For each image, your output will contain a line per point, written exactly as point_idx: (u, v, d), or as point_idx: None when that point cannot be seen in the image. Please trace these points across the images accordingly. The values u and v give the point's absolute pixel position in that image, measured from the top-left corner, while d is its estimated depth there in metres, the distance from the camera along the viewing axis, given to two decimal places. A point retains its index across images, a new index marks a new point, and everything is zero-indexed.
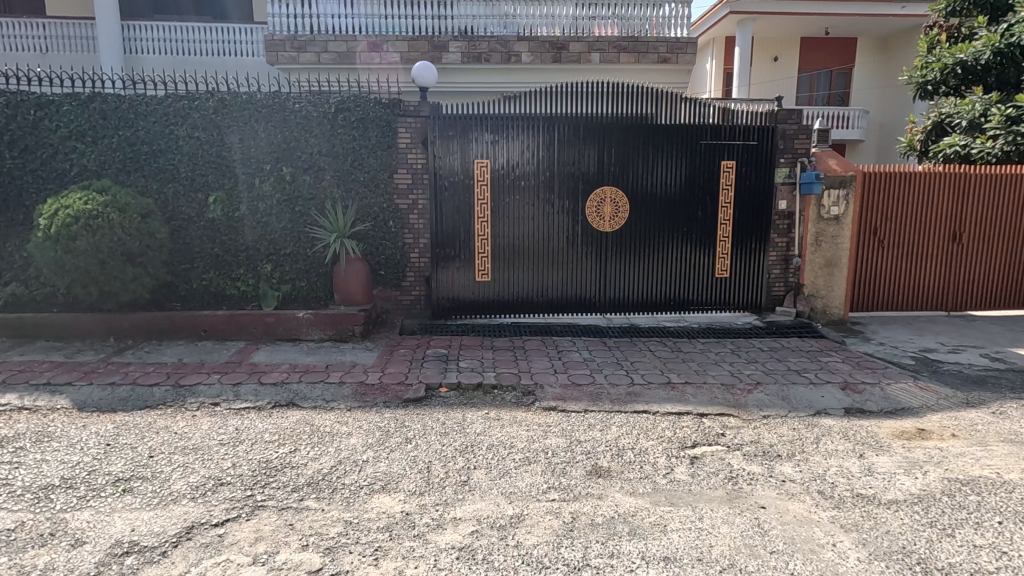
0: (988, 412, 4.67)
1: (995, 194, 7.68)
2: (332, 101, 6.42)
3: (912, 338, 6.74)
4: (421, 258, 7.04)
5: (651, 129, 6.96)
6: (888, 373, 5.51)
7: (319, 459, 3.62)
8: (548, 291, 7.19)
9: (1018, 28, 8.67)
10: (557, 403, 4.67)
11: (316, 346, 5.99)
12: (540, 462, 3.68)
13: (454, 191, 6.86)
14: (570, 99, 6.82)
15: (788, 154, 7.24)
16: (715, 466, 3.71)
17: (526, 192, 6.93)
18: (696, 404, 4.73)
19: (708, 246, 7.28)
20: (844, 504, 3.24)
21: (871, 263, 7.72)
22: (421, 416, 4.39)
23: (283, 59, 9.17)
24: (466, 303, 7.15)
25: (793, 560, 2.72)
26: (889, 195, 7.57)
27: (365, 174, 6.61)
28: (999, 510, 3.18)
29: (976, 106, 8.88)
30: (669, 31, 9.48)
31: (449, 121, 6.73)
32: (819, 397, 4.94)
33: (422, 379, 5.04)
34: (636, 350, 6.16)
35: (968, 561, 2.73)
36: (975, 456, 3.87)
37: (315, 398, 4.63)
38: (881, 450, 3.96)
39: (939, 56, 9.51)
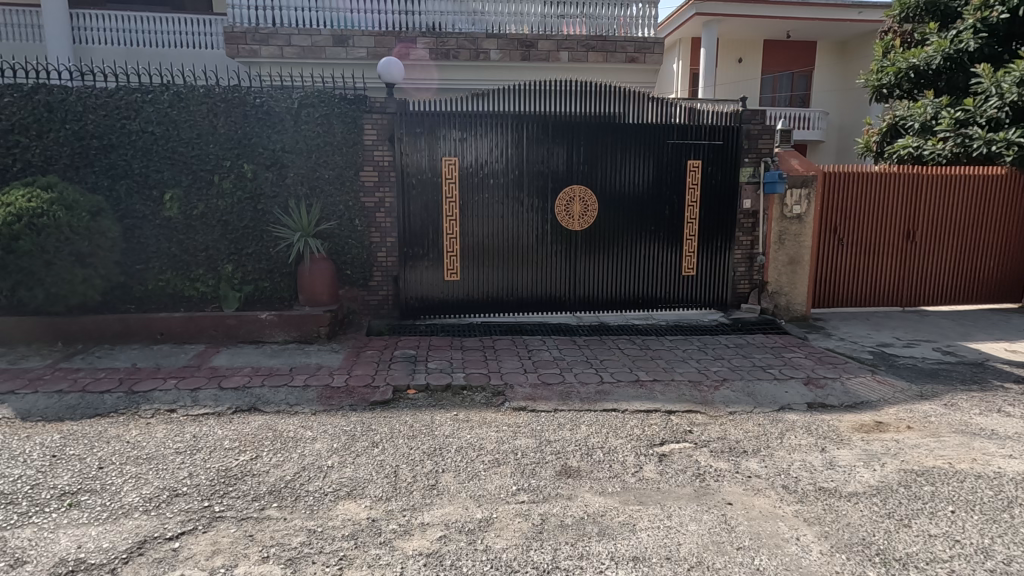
0: (941, 404, 4.84)
1: (946, 194, 8.00)
2: (296, 96, 6.26)
3: (870, 333, 6.96)
4: (389, 258, 6.92)
5: (619, 129, 6.99)
6: (848, 368, 5.67)
7: (281, 466, 3.51)
8: (518, 289, 7.16)
9: (965, 35, 9.03)
10: (527, 403, 4.65)
11: (280, 348, 5.82)
12: (509, 464, 3.64)
13: (422, 189, 6.76)
14: (539, 98, 6.79)
15: (752, 154, 7.39)
16: (682, 463, 3.74)
17: (495, 191, 6.88)
18: (664, 401, 4.77)
19: (676, 244, 7.37)
20: (807, 498, 3.31)
21: (832, 260, 7.93)
22: (388, 419, 4.30)
23: (244, 52, 8.89)
24: (435, 303, 7.06)
25: (759, 556, 2.75)
26: (848, 195, 7.80)
27: (330, 172, 6.45)
28: (953, 500, 3.29)
29: (928, 109, 9.19)
30: (636, 31, 9.54)
31: (417, 118, 6.62)
32: (783, 392, 5.05)
33: (390, 381, 4.94)
34: (606, 348, 6.19)
35: (924, 551, 2.81)
36: (930, 447, 4.01)
37: (279, 402, 4.50)
38: (842, 443, 4.07)
39: (894, 60, 9.85)
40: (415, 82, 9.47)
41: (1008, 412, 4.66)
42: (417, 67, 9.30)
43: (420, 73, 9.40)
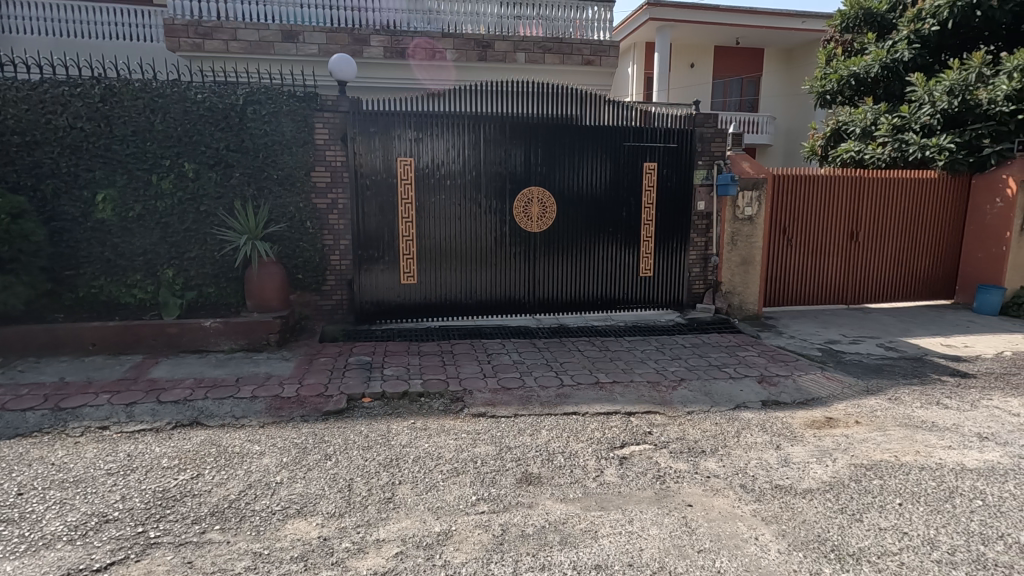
0: (885, 398, 5.03)
1: (885, 196, 8.39)
2: (240, 92, 5.97)
3: (819, 331, 7.20)
4: (343, 261, 6.70)
5: (576, 130, 7.00)
6: (799, 365, 5.84)
7: (225, 485, 3.30)
8: (476, 292, 7.07)
9: (900, 45, 9.47)
10: (486, 409, 4.56)
11: (226, 358, 5.53)
12: (468, 473, 3.54)
13: (377, 190, 6.58)
14: (497, 99, 6.72)
15: (706, 157, 7.51)
16: (642, 466, 3.73)
17: (452, 192, 6.76)
18: (623, 403, 4.78)
19: (634, 245, 7.43)
20: (764, 496, 3.35)
21: (781, 260, 8.19)
22: (341, 429, 4.13)
23: (187, 47, 8.45)
24: (391, 307, 6.88)
25: (719, 558, 2.75)
26: (795, 197, 8.06)
27: (279, 172, 6.18)
28: (899, 492, 3.39)
29: (868, 115, 9.62)
30: (592, 34, 9.61)
31: (370, 117, 6.44)
32: (738, 391, 5.13)
33: (343, 390, 4.75)
34: (565, 351, 6.17)
35: (875, 545, 2.87)
36: (877, 441, 4.15)
37: (223, 416, 4.25)
38: (795, 440, 4.16)
39: (836, 68, 10.29)
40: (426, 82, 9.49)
41: (946, 404, 4.89)
42: (425, 67, 9.28)
43: (426, 74, 9.38)
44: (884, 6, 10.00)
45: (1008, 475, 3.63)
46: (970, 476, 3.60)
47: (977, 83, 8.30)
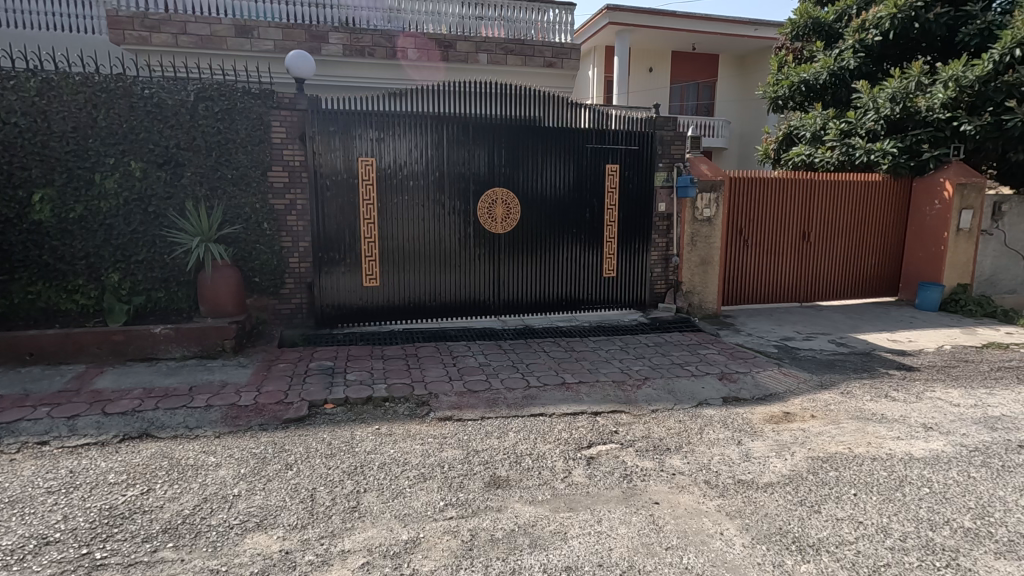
0: (838, 392, 5.23)
1: (834, 198, 8.74)
2: (191, 88, 5.72)
3: (774, 328, 7.45)
4: (302, 264, 6.51)
5: (539, 131, 7.02)
6: (757, 362, 6.01)
7: (178, 499, 3.13)
8: (441, 294, 6.99)
9: (846, 53, 9.89)
10: (452, 412, 4.50)
11: (178, 365, 5.28)
12: (436, 478, 3.48)
13: (337, 190, 6.42)
14: (460, 100, 6.68)
15: (667, 159, 7.65)
16: (609, 465, 3.75)
17: (415, 193, 6.67)
18: (590, 403, 4.80)
19: (597, 246, 7.50)
20: (727, 492, 3.42)
21: (738, 260, 8.43)
22: (303, 437, 3.99)
23: (132, 39, 8.04)
24: (353, 310, 6.73)
25: (687, 554, 2.79)
26: (751, 199, 8.32)
27: (233, 171, 5.95)
28: (854, 483, 3.53)
29: (817, 120, 10.03)
30: (553, 36, 9.68)
31: (330, 116, 6.28)
32: (700, 388, 5.24)
33: (304, 396, 4.60)
34: (531, 352, 6.16)
35: (833, 535, 2.97)
36: (831, 434, 4.30)
37: (175, 427, 4.05)
38: (755, 435, 4.27)
39: (787, 74, 10.69)
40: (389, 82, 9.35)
41: (894, 397, 5.12)
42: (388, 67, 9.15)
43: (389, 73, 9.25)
44: (830, 16, 10.42)
45: (951, 462, 3.82)
46: (918, 465, 3.78)
47: (916, 91, 8.70)
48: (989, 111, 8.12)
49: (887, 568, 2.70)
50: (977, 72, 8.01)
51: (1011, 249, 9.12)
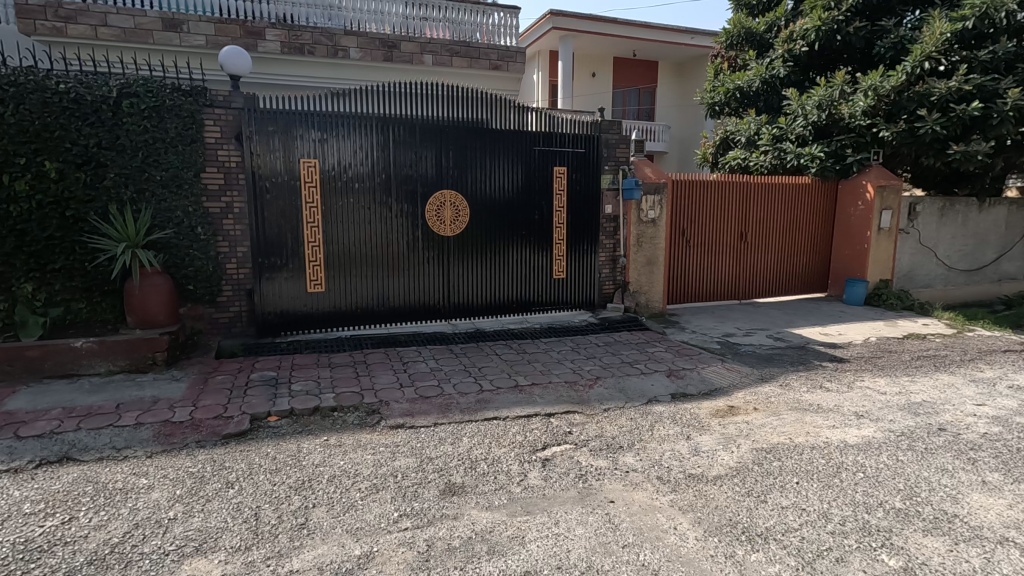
0: (777, 385, 5.48)
1: (769, 200, 9.18)
2: (113, 83, 5.32)
3: (716, 325, 7.73)
4: (241, 270, 6.20)
5: (487, 135, 7.00)
6: (702, 358, 6.21)
7: (104, 527, 2.89)
8: (389, 299, 6.83)
9: (776, 62, 10.43)
10: (405, 420, 4.39)
11: (103, 382, 4.90)
12: (389, 488, 3.38)
13: (277, 193, 6.16)
14: (406, 101, 6.56)
15: (612, 162, 7.79)
16: (565, 466, 3.76)
17: (360, 195, 6.49)
18: (543, 404, 4.81)
19: (547, 248, 7.55)
20: (679, 486, 3.50)
21: (682, 260, 8.72)
22: (245, 453, 3.79)
23: (44, 30, 7.41)
24: (297, 317, 6.47)
25: (643, 551, 2.82)
26: (692, 202, 8.61)
27: (163, 173, 5.59)
28: (796, 472, 3.69)
29: (751, 126, 10.54)
30: (499, 39, 9.70)
31: (268, 115, 6.02)
32: (650, 386, 5.36)
33: (245, 410, 4.37)
34: (483, 355, 6.12)
35: (779, 523, 3.09)
36: (773, 426, 4.48)
37: (101, 448, 3.75)
38: (703, 430, 4.40)
39: (723, 82, 11.19)
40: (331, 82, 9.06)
41: (828, 387, 5.42)
42: (330, 66, 8.89)
43: (331, 73, 8.97)
44: (761, 26, 10.91)
45: (882, 447, 4.07)
46: (852, 451, 4.00)
47: (840, 99, 9.19)
48: (904, 119, 8.67)
49: (830, 552, 2.82)
50: (894, 82, 8.52)
51: (925, 246, 9.80)
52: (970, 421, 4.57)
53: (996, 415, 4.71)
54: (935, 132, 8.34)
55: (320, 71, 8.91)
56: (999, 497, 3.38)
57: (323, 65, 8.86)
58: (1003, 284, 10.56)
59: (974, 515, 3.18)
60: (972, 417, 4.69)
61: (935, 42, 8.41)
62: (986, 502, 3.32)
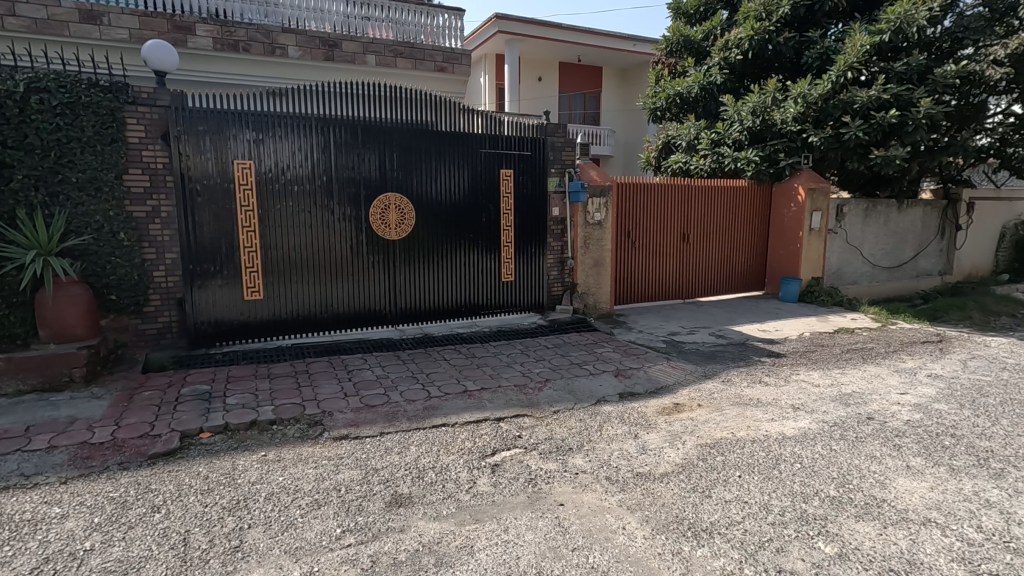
0: (719, 381, 5.66)
1: (708, 202, 9.51)
2: (19, 77, 4.87)
3: (662, 324, 7.92)
4: (170, 278, 5.83)
5: (432, 136, 6.90)
6: (648, 357, 6.33)
7: (9, 564, 2.62)
8: (333, 305, 6.61)
9: (713, 70, 10.84)
10: (349, 430, 4.23)
11: (12, 403, 4.48)
12: (332, 503, 3.24)
13: (209, 196, 5.85)
14: (346, 101, 6.37)
15: (558, 165, 7.84)
16: (514, 470, 3.72)
17: (300, 198, 6.24)
18: (492, 409, 4.76)
19: (494, 251, 7.51)
20: (627, 486, 3.52)
21: (628, 261, 8.89)
22: (173, 473, 3.54)
23: None
24: (233, 326, 6.16)
25: (592, 553, 2.82)
26: (636, 204, 8.80)
27: (79, 174, 5.18)
28: (738, 465, 3.79)
29: (691, 131, 10.92)
30: (443, 41, 9.61)
31: (197, 114, 5.70)
32: (598, 386, 5.40)
33: (174, 427, 4.09)
34: (431, 361, 6.01)
35: (723, 517, 3.15)
36: (716, 421, 4.61)
37: (7, 476, 3.41)
38: (650, 428, 4.46)
39: (664, 87, 11.53)
40: (269, 81, 8.71)
41: (766, 381, 5.64)
42: (267, 64, 8.53)
43: (269, 72, 8.62)
44: (699, 35, 11.27)
45: (817, 438, 4.25)
46: (790, 443, 4.16)
47: (773, 105, 9.63)
48: (830, 125, 9.18)
49: (771, 543, 2.90)
50: (820, 90, 9.01)
51: (852, 245, 10.40)
52: (895, 409, 4.85)
53: (917, 403, 5.02)
54: (858, 138, 8.84)
55: (257, 70, 8.55)
56: (922, 480, 3.59)
57: (259, 63, 8.50)
58: (921, 280, 11.35)
59: (900, 498, 3.36)
60: (896, 405, 4.98)
61: (856, 53, 8.98)
62: (911, 485, 3.52)
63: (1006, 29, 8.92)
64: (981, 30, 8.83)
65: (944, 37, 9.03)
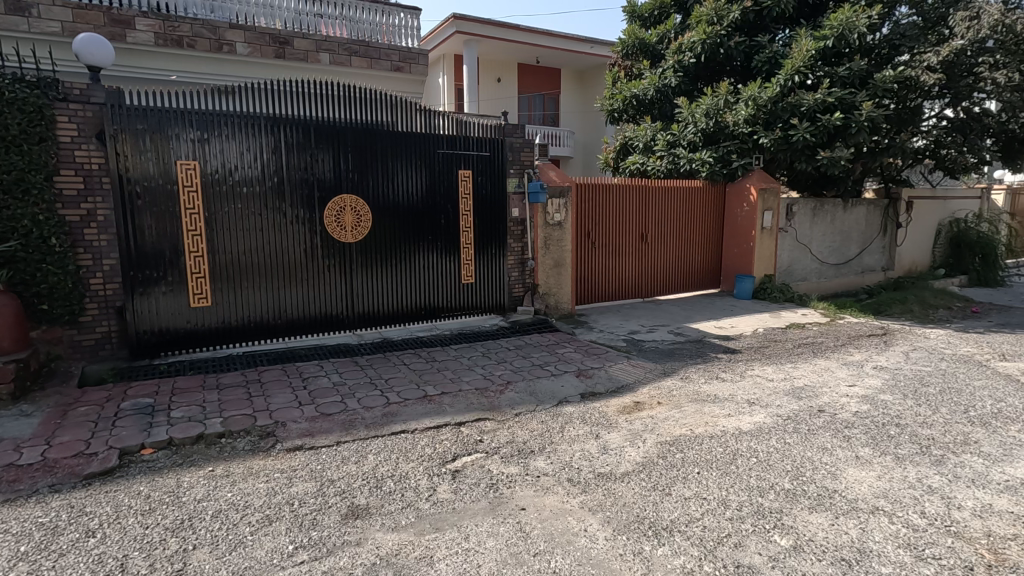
0: (678, 378, 5.74)
1: (665, 203, 9.66)
2: None
3: (622, 323, 8.00)
4: (108, 285, 5.51)
5: (389, 137, 6.76)
6: (609, 357, 6.37)
7: None
8: (286, 311, 6.39)
9: (668, 73, 11.06)
10: (304, 441, 4.08)
11: None
12: (284, 519, 3.10)
13: (151, 199, 5.56)
14: (298, 100, 6.18)
15: (516, 166, 7.81)
16: (475, 476, 3.66)
17: (249, 201, 6.01)
18: (453, 414, 4.68)
19: (454, 253, 7.43)
20: (589, 487, 3.51)
21: (588, 261, 8.96)
22: (111, 494, 3.32)
23: None
24: (179, 335, 5.87)
25: (554, 557, 2.79)
26: (595, 205, 8.88)
27: (4, 176, 4.79)
28: (697, 462, 3.84)
29: (648, 132, 11.11)
30: (400, 40, 9.46)
31: (136, 113, 5.41)
32: (560, 387, 5.40)
33: (113, 444, 3.85)
34: (390, 366, 5.88)
35: (683, 514, 3.18)
36: (675, 418, 4.67)
37: None
38: (611, 427, 4.48)
39: (621, 90, 11.70)
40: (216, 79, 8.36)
41: (723, 377, 5.76)
42: (213, 60, 8.19)
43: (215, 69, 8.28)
44: (653, 38, 11.48)
45: (771, 431, 4.36)
46: (746, 437, 4.24)
47: (724, 108, 9.89)
48: (780, 127, 9.48)
49: (729, 538, 2.94)
50: (769, 94, 9.32)
51: (802, 243, 10.78)
52: (844, 401, 5.03)
53: (865, 394, 5.22)
54: (806, 139, 9.19)
55: (203, 67, 8.19)
56: (869, 469, 3.72)
57: (205, 59, 8.15)
58: (865, 275, 11.88)
59: (850, 488, 3.47)
60: (845, 397, 5.16)
61: (802, 57, 9.29)
62: (860, 475, 3.64)
63: (938, 37, 9.40)
64: (916, 38, 9.36)
65: (882, 44, 9.54)
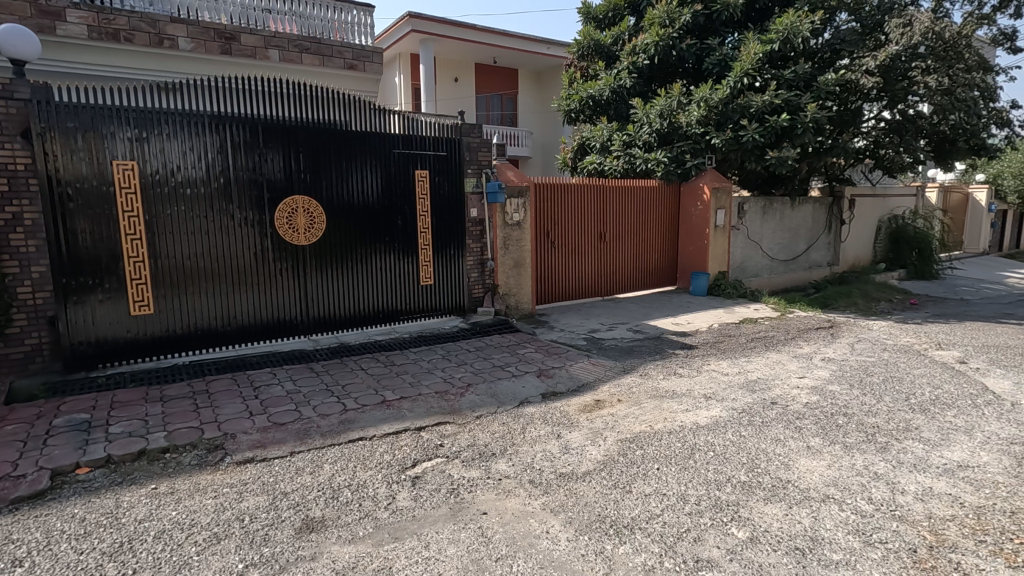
0: (637, 375, 5.82)
1: (623, 202, 9.80)
2: None
3: (582, 322, 8.05)
4: (37, 294, 5.11)
5: (341, 136, 6.59)
6: (569, 356, 6.39)
7: None
8: (236, 317, 6.14)
9: (622, 74, 11.20)
10: (255, 453, 3.91)
11: None
12: (233, 536, 2.95)
13: (84, 201, 5.23)
14: (245, 98, 5.95)
15: (474, 166, 7.73)
16: (436, 481, 3.59)
17: (193, 203, 5.74)
18: (412, 418, 4.58)
19: (412, 254, 7.30)
20: (550, 488, 3.49)
21: (547, 260, 8.99)
22: (41, 519, 3.09)
23: None
24: (118, 346, 5.55)
25: (516, 561, 2.75)
26: (553, 204, 8.90)
27: None
28: (656, 458, 3.88)
29: (604, 133, 11.19)
30: (353, 38, 9.23)
31: (67, 109, 5.08)
32: (521, 388, 5.37)
33: (44, 465, 3.60)
34: (347, 371, 5.72)
35: (642, 511, 3.20)
36: (635, 415, 4.71)
37: None
38: (572, 426, 4.48)
39: (577, 90, 11.79)
40: (156, 74, 7.97)
41: (681, 372, 5.87)
42: (153, 55, 7.81)
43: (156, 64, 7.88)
44: (608, 39, 11.61)
45: (727, 425, 4.45)
46: (703, 432, 4.32)
47: (677, 109, 10.08)
48: (731, 127, 9.74)
49: (688, 533, 2.98)
50: (720, 95, 9.56)
51: (753, 241, 11.12)
52: (795, 393, 5.20)
53: (814, 386, 5.41)
54: (755, 140, 9.47)
55: (141, 62, 7.79)
56: (820, 459, 3.84)
57: (144, 54, 7.75)
58: (813, 270, 12.37)
59: (803, 478, 3.57)
60: (796, 389, 5.34)
61: (750, 60, 9.57)
62: (811, 464, 3.76)
63: (875, 43, 9.87)
64: (855, 43, 9.69)
65: (825, 48, 9.86)
